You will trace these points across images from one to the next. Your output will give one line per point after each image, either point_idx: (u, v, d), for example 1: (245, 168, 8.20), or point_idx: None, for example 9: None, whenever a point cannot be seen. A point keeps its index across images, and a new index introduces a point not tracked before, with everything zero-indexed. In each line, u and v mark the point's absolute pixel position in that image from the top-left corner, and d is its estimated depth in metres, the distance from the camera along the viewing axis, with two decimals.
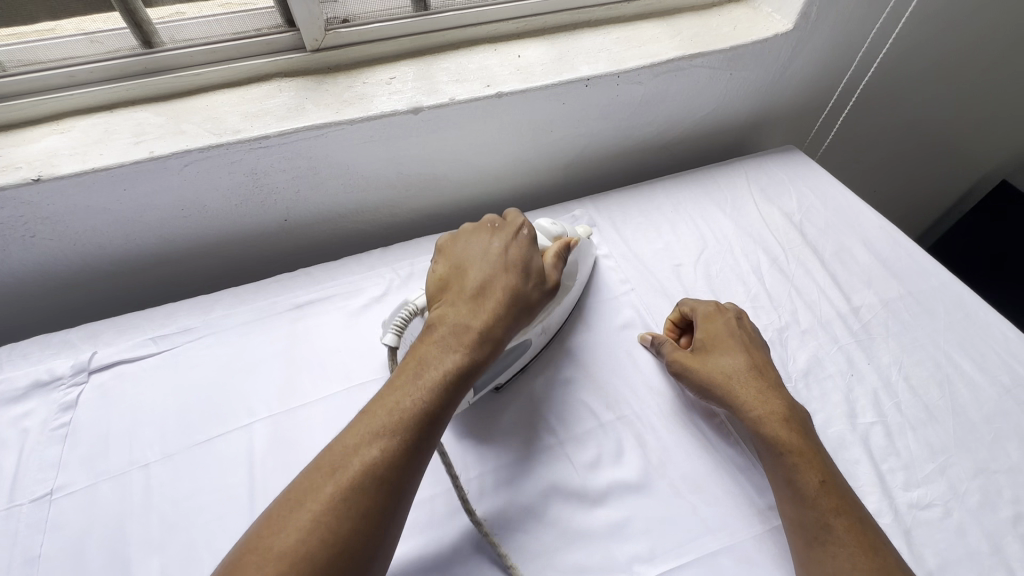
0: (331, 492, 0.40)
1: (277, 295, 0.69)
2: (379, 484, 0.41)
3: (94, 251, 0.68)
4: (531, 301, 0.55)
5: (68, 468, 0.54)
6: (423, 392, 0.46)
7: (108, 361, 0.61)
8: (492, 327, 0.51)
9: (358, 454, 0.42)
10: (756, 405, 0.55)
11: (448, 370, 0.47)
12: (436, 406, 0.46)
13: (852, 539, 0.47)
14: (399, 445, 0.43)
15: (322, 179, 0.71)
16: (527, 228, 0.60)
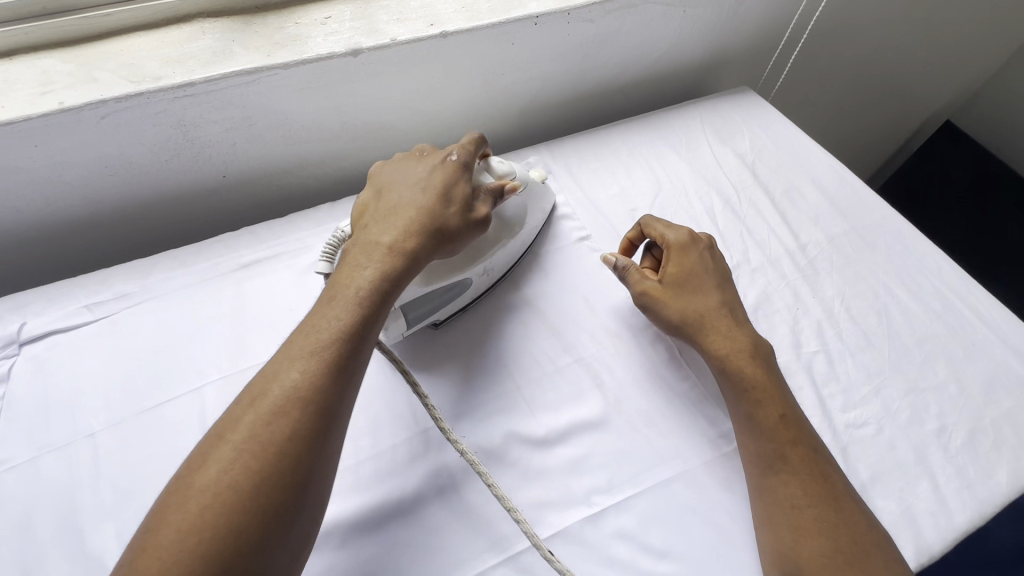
0: (251, 421, 0.40)
1: (219, 255, 0.66)
2: (308, 404, 0.41)
3: (12, 217, 0.63)
4: (453, 216, 0.55)
5: (8, 442, 0.52)
6: (340, 312, 0.47)
7: (39, 333, 0.58)
8: (409, 241, 0.52)
9: (279, 380, 0.42)
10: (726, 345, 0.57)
11: (365, 286, 0.48)
12: (359, 323, 0.47)
13: (801, 463, 0.50)
14: (320, 362, 0.43)
15: (260, 130, 0.67)
16: (453, 151, 0.60)
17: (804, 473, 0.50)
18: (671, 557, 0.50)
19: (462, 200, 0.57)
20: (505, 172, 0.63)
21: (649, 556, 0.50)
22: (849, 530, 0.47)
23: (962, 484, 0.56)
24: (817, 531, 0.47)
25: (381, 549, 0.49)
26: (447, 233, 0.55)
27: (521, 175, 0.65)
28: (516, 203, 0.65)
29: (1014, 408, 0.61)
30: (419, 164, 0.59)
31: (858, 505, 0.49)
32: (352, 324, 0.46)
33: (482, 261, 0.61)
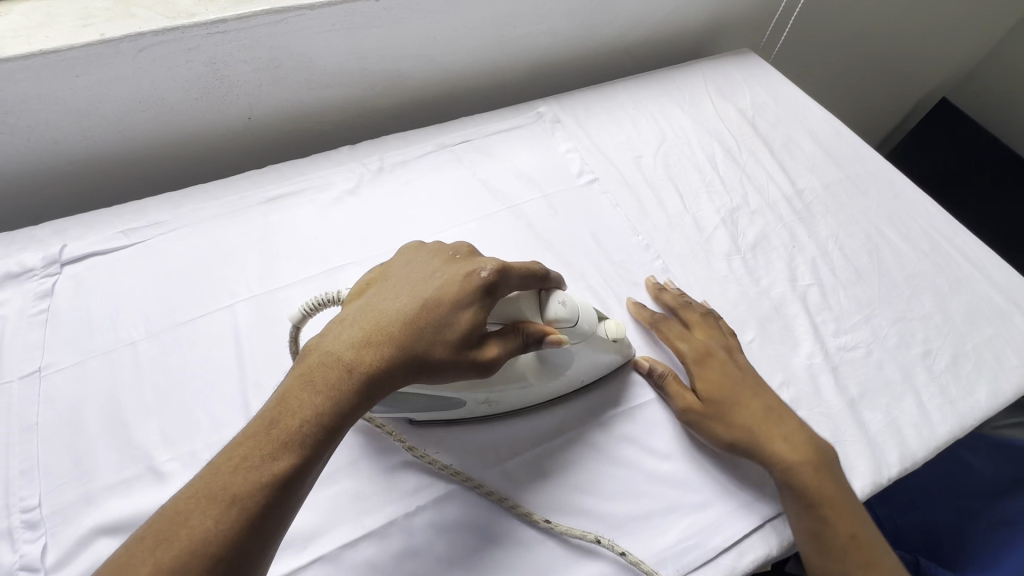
0: (143, 572, 0.32)
1: (246, 190, 0.69)
2: (206, 572, 0.34)
3: (49, 148, 0.65)
4: (440, 346, 0.45)
5: (54, 349, 0.55)
6: (278, 448, 0.38)
7: (80, 254, 0.61)
8: (378, 372, 0.43)
9: (186, 527, 0.34)
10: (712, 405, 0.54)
11: (314, 421, 0.40)
12: (292, 475, 0.38)
13: (783, 438, 0.53)
14: (235, 518, 0.35)
15: (284, 72, 0.70)
16: (483, 266, 0.47)
17: (789, 449, 0.52)
18: (674, 458, 0.54)
19: (466, 334, 0.45)
20: (564, 317, 0.50)
21: (653, 458, 0.54)
22: (832, 490, 0.51)
23: (945, 401, 0.60)
24: (805, 506, 0.50)
25: (405, 446, 0.53)
26: (426, 364, 0.44)
27: (585, 320, 0.51)
28: (564, 355, 0.52)
29: (994, 336, 0.65)
30: (439, 267, 0.49)
31: (824, 450, 0.53)
32: (285, 472, 0.37)
33: (486, 392, 0.50)
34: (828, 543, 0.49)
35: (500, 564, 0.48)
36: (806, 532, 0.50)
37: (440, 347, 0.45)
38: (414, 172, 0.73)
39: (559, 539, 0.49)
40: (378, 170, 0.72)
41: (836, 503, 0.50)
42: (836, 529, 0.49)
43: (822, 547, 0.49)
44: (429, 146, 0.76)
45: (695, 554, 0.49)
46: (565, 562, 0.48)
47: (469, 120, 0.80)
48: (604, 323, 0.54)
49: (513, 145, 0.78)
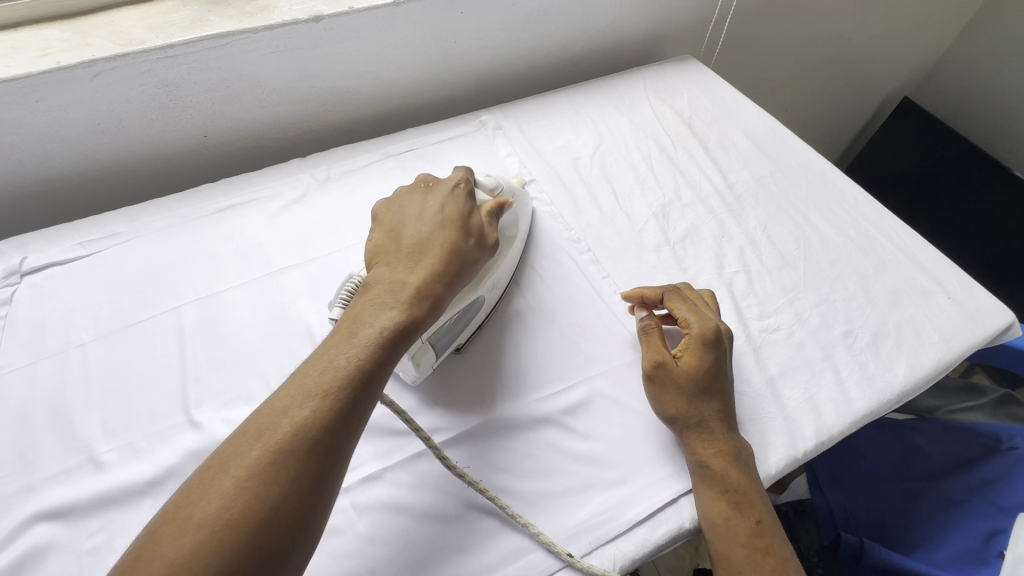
0: (255, 453, 0.39)
1: (199, 201, 0.73)
2: (316, 443, 0.40)
3: (16, 169, 0.70)
4: (469, 251, 0.55)
5: (10, 351, 0.59)
6: (360, 346, 0.45)
7: (39, 265, 0.65)
8: (423, 283, 0.51)
9: (289, 416, 0.41)
10: (687, 393, 0.55)
11: (385, 324, 0.47)
12: (372, 364, 0.45)
13: (716, 432, 0.54)
14: (334, 401, 0.42)
15: (234, 91, 0.75)
16: (465, 182, 0.59)
17: (720, 442, 0.53)
18: (593, 437, 0.56)
19: (478, 233, 0.57)
20: (495, 186, 0.63)
21: (574, 437, 0.56)
22: (742, 482, 0.52)
23: (864, 377, 0.62)
24: (716, 491, 0.52)
25: None
26: (463, 270, 0.54)
27: (508, 186, 0.66)
28: (510, 213, 0.64)
29: (915, 313, 0.67)
30: (429, 197, 0.59)
31: (746, 454, 0.54)
32: (369, 360, 0.45)
33: (495, 273, 0.60)
34: (728, 530, 0.50)
35: (415, 540, 0.50)
36: (712, 517, 0.51)
37: (471, 253, 0.55)
38: (359, 180, 0.77)
39: (475, 517, 0.51)
40: (325, 180, 0.76)
41: (745, 493, 0.52)
42: (739, 518, 0.51)
43: (723, 533, 0.50)
44: (376, 155, 0.80)
45: (608, 527, 0.51)
46: (480, 537, 0.50)
47: (416, 130, 0.85)
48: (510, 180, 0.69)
49: (456, 151, 0.82)
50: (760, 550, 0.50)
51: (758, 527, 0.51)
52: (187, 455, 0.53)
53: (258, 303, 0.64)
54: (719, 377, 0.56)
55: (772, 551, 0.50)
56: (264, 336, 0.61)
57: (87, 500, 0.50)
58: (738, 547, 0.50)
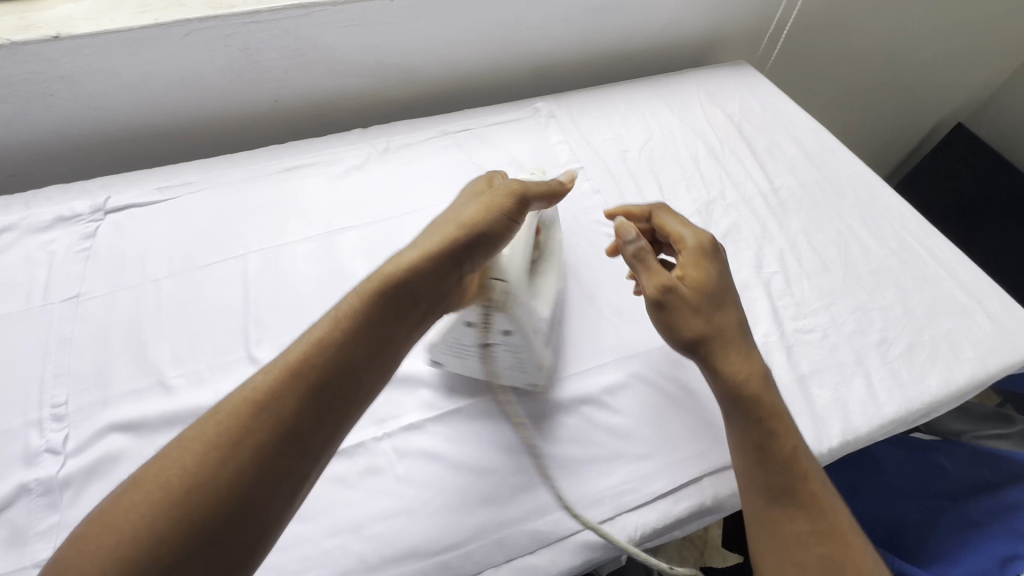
0: (139, 513, 0.33)
1: (266, 160, 0.78)
2: (177, 500, 0.34)
3: (105, 116, 0.76)
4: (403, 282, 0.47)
5: (92, 279, 0.64)
6: (256, 386, 0.39)
7: (121, 205, 0.71)
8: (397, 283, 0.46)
9: (168, 466, 0.36)
10: (697, 322, 0.54)
11: (287, 361, 0.41)
12: (257, 406, 0.38)
13: (735, 348, 0.54)
14: (209, 450, 0.36)
15: (308, 60, 0.79)
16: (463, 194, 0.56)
17: (740, 358, 0.53)
18: (623, 412, 0.59)
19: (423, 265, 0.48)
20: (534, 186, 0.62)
21: (605, 410, 0.59)
22: (770, 403, 0.52)
23: (895, 384, 0.62)
24: (744, 419, 0.52)
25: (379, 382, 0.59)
26: (393, 301, 0.46)
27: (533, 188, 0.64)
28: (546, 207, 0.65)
29: (953, 329, 0.67)
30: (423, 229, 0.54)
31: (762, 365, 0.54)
32: (257, 404, 0.38)
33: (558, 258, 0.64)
34: (766, 463, 0.50)
35: (449, 487, 0.53)
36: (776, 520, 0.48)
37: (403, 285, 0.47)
38: (416, 153, 0.81)
39: (506, 473, 0.54)
40: (384, 150, 0.80)
41: (772, 412, 0.52)
42: (804, 518, 0.47)
43: (759, 467, 0.50)
44: (433, 132, 0.84)
45: (631, 497, 0.54)
46: (510, 492, 0.53)
47: (472, 112, 0.88)
48: None
49: (509, 135, 0.85)
50: (804, 485, 0.49)
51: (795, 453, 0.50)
52: None
53: (317, 258, 0.68)
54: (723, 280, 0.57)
55: (812, 479, 0.49)
56: (320, 289, 0.65)
57: (156, 417, 0.55)
58: (780, 481, 0.49)
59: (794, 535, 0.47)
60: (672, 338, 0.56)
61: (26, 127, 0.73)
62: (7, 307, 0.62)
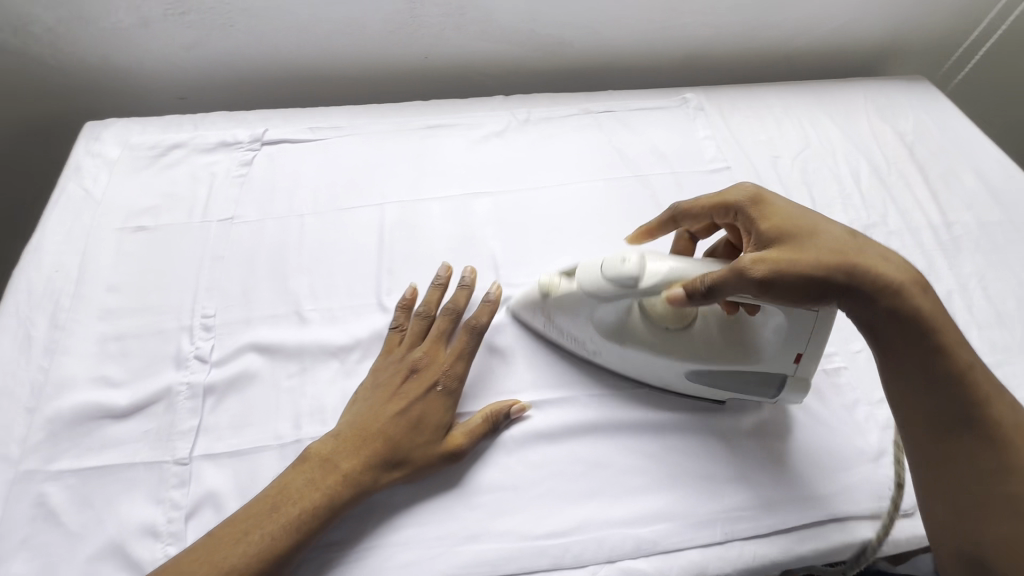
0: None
1: (410, 115, 0.79)
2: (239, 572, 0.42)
3: (272, 52, 0.79)
4: (395, 377, 0.53)
5: (245, 205, 0.68)
6: (301, 477, 0.47)
7: (276, 138, 0.74)
8: (400, 378, 0.53)
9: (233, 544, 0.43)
10: (813, 262, 0.45)
11: (323, 454, 0.49)
12: (297, 494, 0.46)
13: (867, 256, 0.46)
14: (260, 533, 0.44)
15: (466, 20, 0.79)
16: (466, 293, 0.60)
17: (887, 264, 0.45)
18: (749, 435, 0.55)
19: (413, 362, 0.54)
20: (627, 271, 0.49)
21: (728, 429, 0.55)
22: (928, 309, 0.45)
23: None
24: (898, 327, 0.45)
25: (501, 354, 0.58)
26: (393, 396, 0.52)
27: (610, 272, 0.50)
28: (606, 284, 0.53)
29: None
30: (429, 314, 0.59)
31: (902, 269, 0.46)
32: (300, 492, 0.46)
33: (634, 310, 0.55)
34: (931, 377, 0.44)
35: (559, 472, 0.52)
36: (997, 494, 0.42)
37: (396, 375, 0.53)
38: (556, 128, 0.78)
39: (618, 470, 0.52)
40: (524, 121, 0.79)
41: (933, 322, 0.44)
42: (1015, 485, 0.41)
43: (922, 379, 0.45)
44: (575, 110, 0.81)
45: (748, 525, 0.50)
46: (620, 490, 0.51)
47: (616, 94, 0.84)
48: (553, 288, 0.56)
49: (653, 123, 0.80)
50: (982, 405, 0.43)
51: (968, 372, 0.44)
52: (375, 333, 0.59)
53: (450, 219, 0.68)
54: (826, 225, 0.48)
55: (994, 402, 0.43)
56: (451, 250, 0.66)
57: (292, 346, 0.57)
58: (946, 400, 0.44)
59: (953, 459, 0.43)
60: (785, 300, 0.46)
61: (203, 54, 0.78)
62: (172, 218, 0.66)
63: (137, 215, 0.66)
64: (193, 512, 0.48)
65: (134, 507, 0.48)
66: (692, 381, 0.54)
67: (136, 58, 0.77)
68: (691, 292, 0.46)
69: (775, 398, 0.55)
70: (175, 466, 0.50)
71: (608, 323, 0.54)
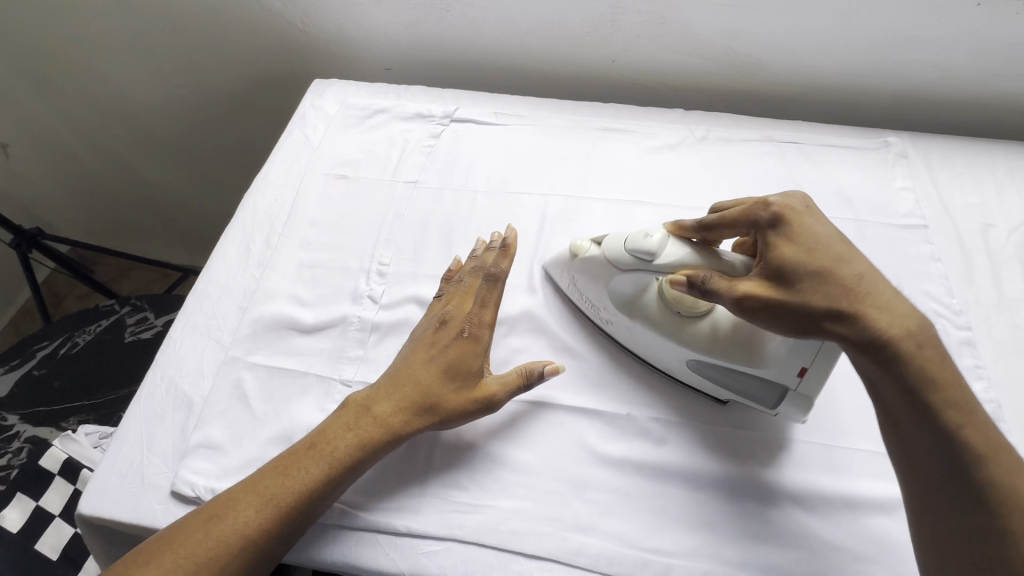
0: (261, 510, 0.47)
1: (588, 115, 0.81)
2: (293, 498, 0.48)
3: (475, 39, 0.86)
4: (428, 330, 0.56)
5: (428, 173, 0.75)
6: (342, 424, 0.52)
7: (465, 118, 0.80)
8: (436, 331, 0.55)
9: (288, 474, 0.49)
10: (806, 300, 0.45)
11: (365, 402, 0.53)
12: (340, 436, 0.51)
13: (875, 299, 0.44)
14: (312, 467, 0.49)
15: (665, 30, 0.79)
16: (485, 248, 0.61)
17: (882, 314, 0.43)
18: (893, 519, 0.50)
19: (443, 316, 0.56)
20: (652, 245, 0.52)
21: (870, 506, 0.51)
22: (935, 368, 0.42)
23: None
24: (883, 374, 0.43)
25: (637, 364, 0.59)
26: (427, 344, 0.55)
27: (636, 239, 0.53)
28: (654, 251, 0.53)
29: None
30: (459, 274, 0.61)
31: (921, 325, 0.43)
32: (342, 436, 0.51)
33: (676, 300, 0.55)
34: (913, 426, 0.42)
35: (674, 494, 0.52)
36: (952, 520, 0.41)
37: (429, 327, 0.56)
38: (733, 151, 0.76)
39: (737, 511, 0.51)
40: (701, 138, 0.77)
41: (932, 381, 0.42)
42: (974, 512, 0.40)
43: (911, 431, 0.43)
44: (757, 135, 0.78)
45: None
46: (734, 531, 0.50)
47: (806, 126, 0.80)
48: (636, 237, 0.53)
49: (843, 161, 0.75)
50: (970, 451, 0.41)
51: (960, 432, 0.41)
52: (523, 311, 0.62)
53: (610, 222, 0.70)
54: (835, 262, 0.46)
55: (993, 463, 0.40)
56: None
57: None
58: (922, 443, 0.42)
59: (925, 484, 0.42)
60: (788, 329, 0.46)
61: (416, 32, 0.87)
62: (367, 173, 0.75)
63: (341, 165, 0.76)
64: None
65: (304, 409, 0.56)
66: (689, 370, 0.55)
67: (363, 30, 0.89)
68: (692, 283, 0.49)
69: (774, 411, 0.54)
70: (340, 385, 0.58)
71: (621, 296, 0.57)
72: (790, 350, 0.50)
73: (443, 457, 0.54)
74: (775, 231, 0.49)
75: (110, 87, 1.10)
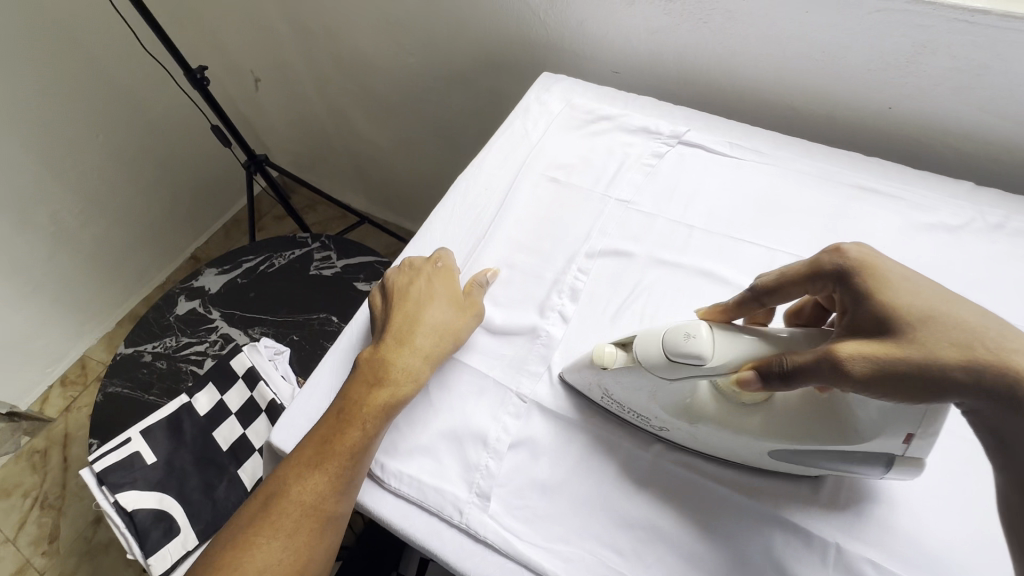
0: (318, 476, 0.50)
1: (844, 167, 0.69)
2: (344, 460, 0.51)
3: (724, 57, 0.78)
4: (404, 291, 0.61)
5: (643, 195, 0.70)
6: (362, 385, 0.55)
7: (695, 142, 0.73)
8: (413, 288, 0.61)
9: (335, 439, 0.52)
10: (921, 353, 0.37)
11: (372, 361, 0.56)
12: (362, 396, 0.54)
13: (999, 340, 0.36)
14: (350, 429, 0.52)
15: (979, 83, 0.64)
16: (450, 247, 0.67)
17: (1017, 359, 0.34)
18: None
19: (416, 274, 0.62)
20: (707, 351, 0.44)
21: None
22: None
23: None
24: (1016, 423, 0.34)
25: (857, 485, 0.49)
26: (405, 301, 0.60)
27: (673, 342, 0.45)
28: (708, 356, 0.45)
29: None
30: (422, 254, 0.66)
31: None
32: (363, 395, 0.54)
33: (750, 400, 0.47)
34: None
35: None
36: None
37: (403, 289, 0.61)
38: None
39: None
40: (994, 225, 0.62)
41: None
42: None
43: None
44: None
45: None
46: None
47: None
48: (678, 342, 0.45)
49: None
50: None
51: None
52: None
53: None
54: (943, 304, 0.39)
55: None
56: None
57: None
58: None
59: None
60: (907, 394, 0.37)
61: (659, 40, 0.81)
62: (579, 180, 0.72)
63: (554, 167, 0.74)
64: (516, 444, 0.54)
65: (478, 413, 0.55)
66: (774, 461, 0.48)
67: (602, 29, 0.85)
68: (772, 367, 0.41)
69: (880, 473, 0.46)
70: (517, 399, 0.56)
71: (673, 402, 0.49)
72: (882, 413, 0.41)
73: (608, 513, 0.50)
74: (845, 282, 0.43)
75: (353, 48, 1.20)
